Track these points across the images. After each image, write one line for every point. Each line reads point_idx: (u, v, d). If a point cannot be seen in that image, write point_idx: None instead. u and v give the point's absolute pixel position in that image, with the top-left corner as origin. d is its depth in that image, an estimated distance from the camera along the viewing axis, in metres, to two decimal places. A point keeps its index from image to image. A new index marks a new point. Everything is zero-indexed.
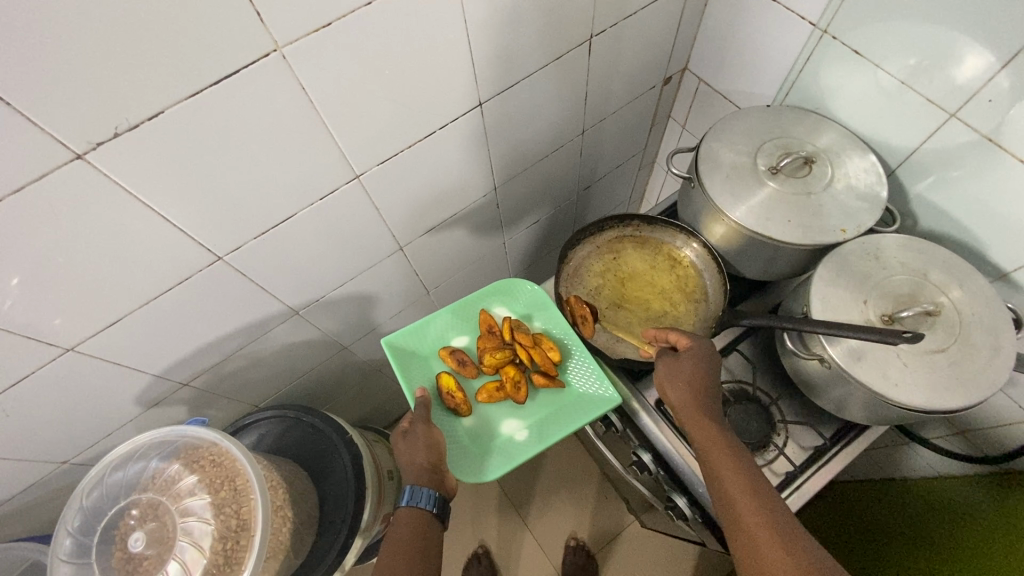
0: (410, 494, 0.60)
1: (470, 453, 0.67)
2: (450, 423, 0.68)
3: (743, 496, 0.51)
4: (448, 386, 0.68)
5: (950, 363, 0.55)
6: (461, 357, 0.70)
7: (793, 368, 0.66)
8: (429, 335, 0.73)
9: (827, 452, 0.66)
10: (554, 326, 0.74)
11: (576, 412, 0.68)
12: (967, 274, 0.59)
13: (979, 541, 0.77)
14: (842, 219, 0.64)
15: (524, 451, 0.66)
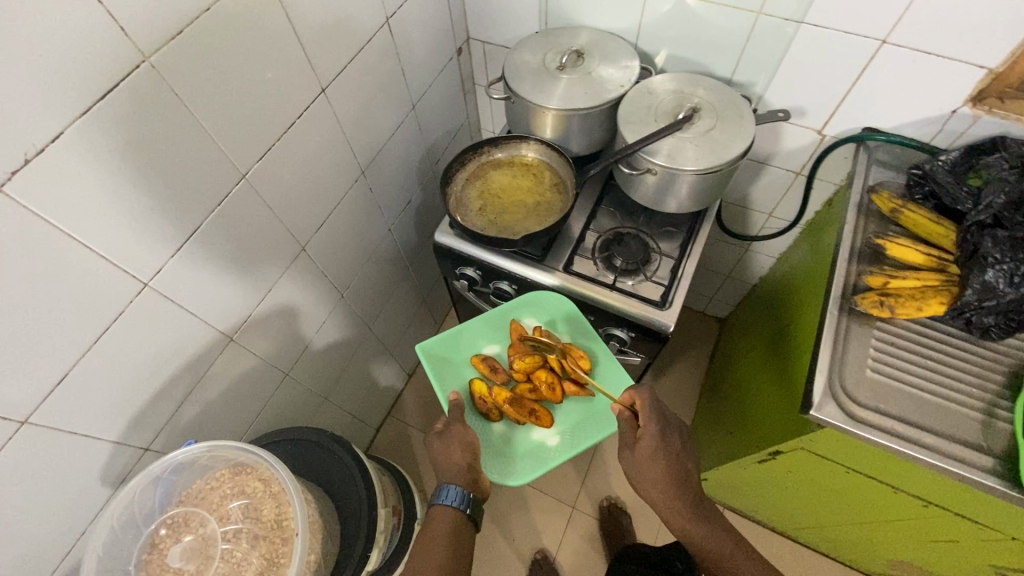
0: (445, 494, 0.72)
1: (501, 457, 0.81)
2: (483, 424, 0.83)
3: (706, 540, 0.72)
4: (483, 391, 0.81)
5: (720, 133, 0.80)
6: (491, 364, 0.84)
7: (640, 193, 0.87)
8: (464, 344, 0.88)
9: (689, 242, 0.90)
10: (580, 336, 0.87)
11: (604, 418, 0.81)
12: (704, 80, 0.86)
13: (793, 275, 1.07)
14: (618, 80, 0.87)
15: (556, 454, 0.80)
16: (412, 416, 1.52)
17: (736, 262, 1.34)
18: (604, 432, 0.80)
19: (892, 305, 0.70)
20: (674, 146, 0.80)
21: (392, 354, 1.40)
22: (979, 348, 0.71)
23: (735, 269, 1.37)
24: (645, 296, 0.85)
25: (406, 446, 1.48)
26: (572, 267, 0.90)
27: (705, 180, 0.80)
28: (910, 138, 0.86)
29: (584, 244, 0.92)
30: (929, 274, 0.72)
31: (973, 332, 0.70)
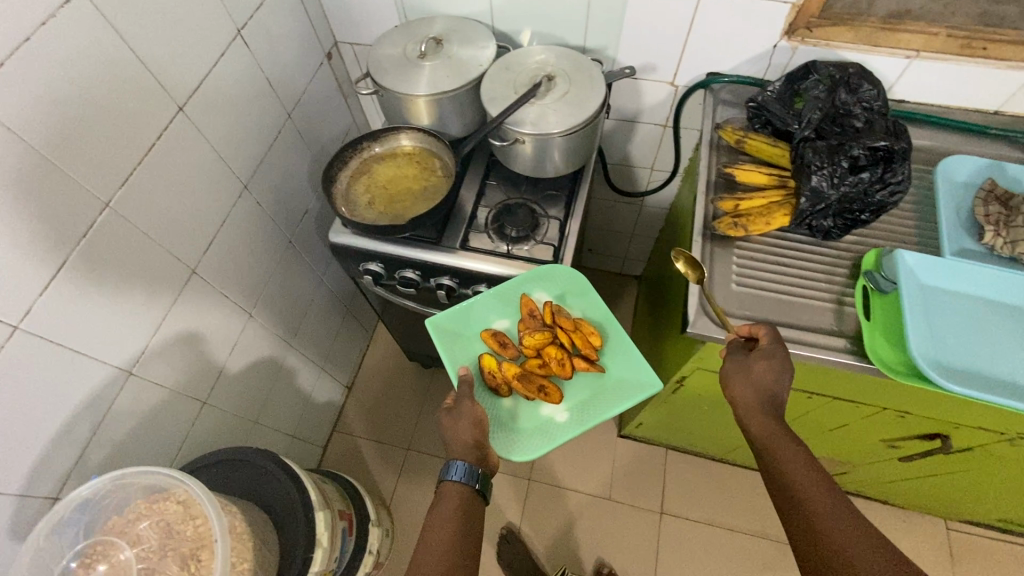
0: (455, 470, 0.70)
1: (508, 431, 0.79)
2: (492, 399, 0.81)
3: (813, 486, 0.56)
4: (492, 365, 0.80)
5: (574, 95, 0.86)
6: (501, 339, 0.83)
7: (517, 162, 0.93)
8: (474, 319, 0.87)
9: (572, 202, 0.96)
10: (591, 313, 0.87)
11: (615, 394, 0.80)
12: (556, 49, 0.92)
13: (680, 218, 1.16)
14: (478, 60, 0.92)
15: (564, 429, 0.78)
16: (358, 426, 1.52)
17: (635, 218, 1.43)
18: (613, 408, 0.78)
19: (745, 225, 0.78)
20: (539, 112, 0.85)
21: (323, 367, 1.39)
22: (824, 248, 0.80)
23: (636, 226, 1.46)
24: (538, 258, 0.91)
25: (357, 456, 1.48)
26: (469, 243, 0.93)
27: (569, 140, 0.87)
28: (746, 77, 0.95)
29: (477, 220, 0.96)
30: (774, 192, 0.81)
31: (816, 235, 0.80)
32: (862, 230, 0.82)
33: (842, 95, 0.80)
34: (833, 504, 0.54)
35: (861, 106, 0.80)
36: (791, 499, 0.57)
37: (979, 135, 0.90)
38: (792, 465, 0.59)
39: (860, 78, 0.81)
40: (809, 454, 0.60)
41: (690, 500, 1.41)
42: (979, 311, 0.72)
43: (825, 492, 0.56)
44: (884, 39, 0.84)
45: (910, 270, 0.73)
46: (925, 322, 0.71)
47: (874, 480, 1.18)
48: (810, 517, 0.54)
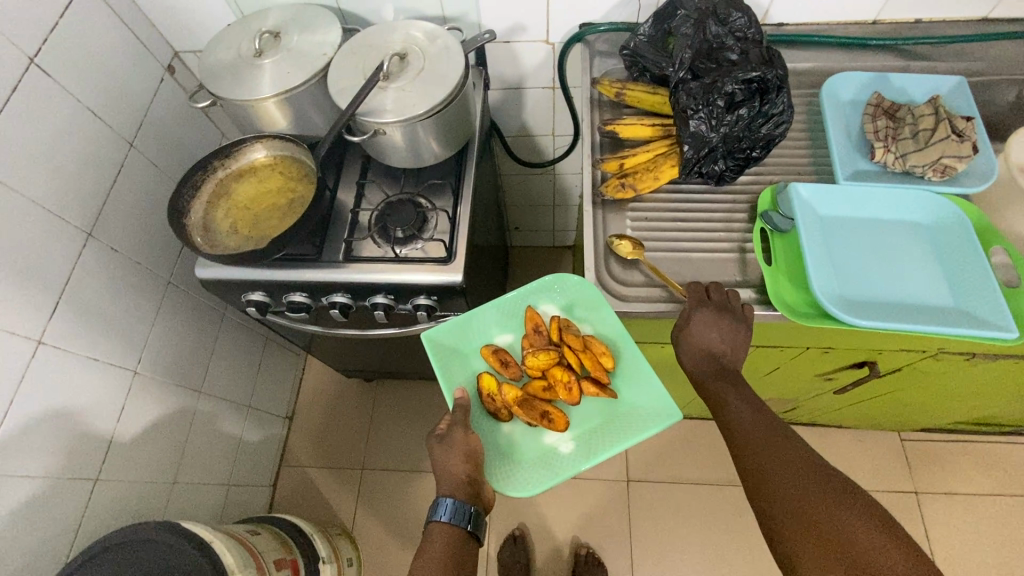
0: (444, 509, 0.63)
1: (505, 463, 0.65)
2: (490, 427, 0.68)
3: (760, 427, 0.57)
4: (491, 387, 0.67)
5: (430, 71, 0.78)
6: (502, 357, 0.70)
7: (387, 155, 0.84)
8: (474, 333, 0.73)
9: (460, 187, 0.89)
10: (608, 330, 0.70)
11: (629, 425, 0.64)
12: (406, 23, 0.83)
13: None
14: (323, 48, 0.82)
15: (570, 464, 0.63)
16: (306, 456, 1.44)
17: (551, 189, 1.37)
18: (625, 439, 0.63)
19: (631, 184, 0.74)
20: (398, 95, 0.77)
21: (251, 405, 1.30)
22: (720, 194, 0.77)
23: (555, 196, 1.40)
24: (427, 256, 0.83)
25: (311, 487, 1.40)
26: (355, 253, 0.85)
27: (435, 122, 0.79)
28: (619, 23, 0.89)
29: (361, 224, 0.87)
30: (658, 143, 0.77)
31: (709, 181, 0.75)
32: (756, 168, 0.78)
33: (711, 28, 0.75)
34: (787, 447, 0.55)
35: (733, 37, 0.75)
36: (748, 448, 0.56)
37: (862, 48, 0.86)
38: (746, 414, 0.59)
39: (728, 7, 0.75)
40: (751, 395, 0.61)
41: (654, 462, 1.40)
42: (879, 233, 0.70)
43: (781, 437, 0.56)
44: None
45: (806, 204, 0.71)
46: (825, 256, 0.68)
47: (821, 410, 1.19)
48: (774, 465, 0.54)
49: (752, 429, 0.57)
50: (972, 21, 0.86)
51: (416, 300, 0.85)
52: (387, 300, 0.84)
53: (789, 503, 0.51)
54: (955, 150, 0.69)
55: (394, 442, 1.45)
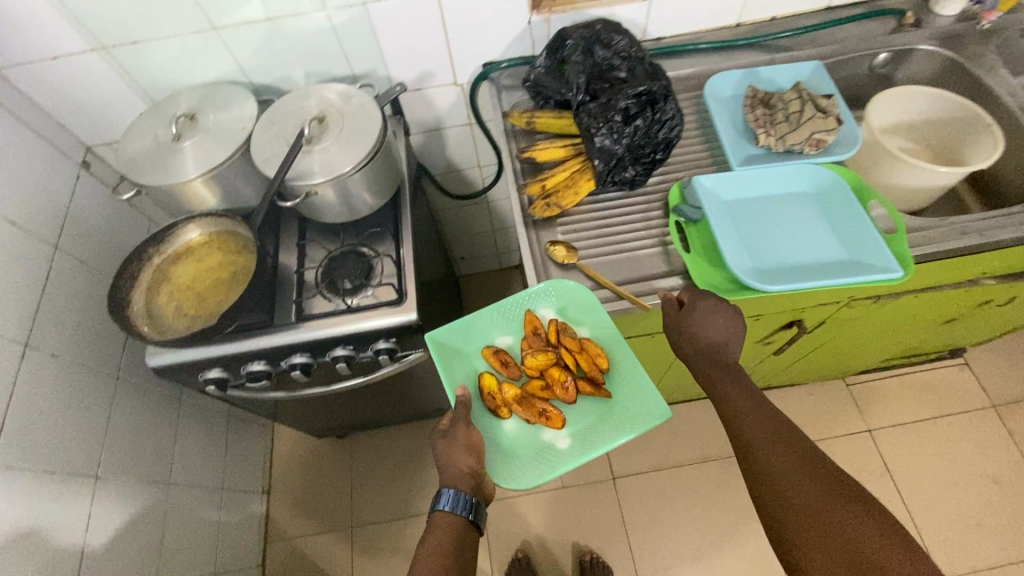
0: (446, 498, 0.66)
1: (503, 457, 0.68)
2: (491, 424, 0.71)
3: (765, 428, 0.61)
4: (491, 385, 0.72)
5: (351, 129, 0.82)
6: (502, 358, 0.74)
7: (324, 212, 0.87)
8: (477, 334, 0.77)
9: (398, 230, 0.92)
10: (602, 329, 0.75)
11: (621, 422, 0.67)
12: (319, 87, 0.87)
13: None
14: (242, 122, 0.85)
15: (564, 459, 0.66)
16: (291, 526, 1.40)
17: (487, 216, 1.43)
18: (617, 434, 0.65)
19: (556, 202, 0.81)
20: (324, 155, 0.81)
21: (224, 486, 1.26)
22: (635, 197, 0.84)
23: (492, 222, 1.46)
24: (379, 301, 0.86)
25: (301, 556, 1.36)
26: (307, 312, 0.86)
27: (364, 175, 0.83)
28: (517, 58, 0.97)
29: (307, 283, 0.89)
30: (572, 161, 0.84)
31: (624, 187, 0.83)
32: (663, 169, 0.86)
33: (598, 52, 0.84)
34: (786, 440, 0.60)
35: (619, 58, 0.84)
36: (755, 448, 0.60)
37: (732, 48, 0.97)
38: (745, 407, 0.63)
39: (609, 32, 0.85)
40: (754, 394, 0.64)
41: (634, 454, 1.45)
42: (780, 209, 0.80)
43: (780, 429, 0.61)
44: None
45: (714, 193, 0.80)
46: (737, 237, 0.77)
47: (771, 372, 1.28)
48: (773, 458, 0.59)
49: (752, 423, 0.62)
50: (817, 13, 0.99)
51: (376, 346, 0.87)
52: (348, 352, 0.86)
53: (790, 496, 0.56)
54: (823, 125, 0.80)
55: (379, 491, 1.43)
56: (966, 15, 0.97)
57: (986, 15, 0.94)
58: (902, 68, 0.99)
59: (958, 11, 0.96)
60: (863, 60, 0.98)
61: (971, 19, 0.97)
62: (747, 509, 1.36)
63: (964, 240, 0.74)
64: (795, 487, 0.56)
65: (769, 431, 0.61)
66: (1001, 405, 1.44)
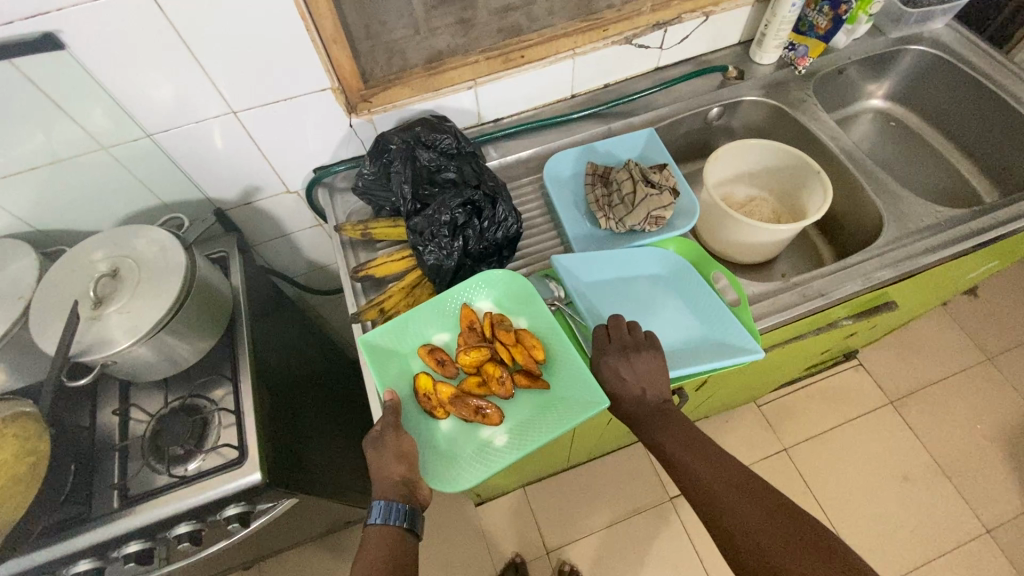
0: (377, 509, 0.60)
1: (438, 457, 0.65)
2: (427, 426, 0.68)
3: (719, 485, 0.59)
4: (427, 386, 0.68)
5: (149, 278, 0.72)
6: (439, 356, 0.70)
7: (137, 375, 0.75)
8: (412, 333, 0.73)
9: (237, 374, 0.82)
10: (538, 320, 0.72)
11: (557, 413, 0.65)
12: (113, 234, 0.77)
13: None
14: (18, 289, 0.74)
15: (501, 457, 0.64)
16: None
17: None
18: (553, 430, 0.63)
19: None
20: (123, 314, 0.70)
21: None
22: None
23: None
24: (222, 462, 0.75)
25: None
26: (131, 494, 0.73)
27: (174, 327, 0.73)
28: (349, 160, 0.90)
29: (133, 454, 0.77)
30: (410, 275, 0.79)
31: None
32: (511, 263, 0.83)
33: (422, 155, 0.79)
34: (751, 501, 0.57)
35: (445, 159, 0.80)
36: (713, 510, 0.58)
37: (570, 121, 0.95)
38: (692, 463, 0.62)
39: (430, 132, 0.80)
40: (703, 452, 0.62)
41: (567, 521, 1.38)
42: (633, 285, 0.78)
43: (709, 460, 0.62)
44: (439, 82, 0.84)
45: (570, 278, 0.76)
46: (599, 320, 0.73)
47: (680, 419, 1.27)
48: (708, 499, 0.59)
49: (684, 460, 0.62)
50: (648, 75, 0.99)
51: (226, 512, 0.76)
52: (191, 528, 0.74)
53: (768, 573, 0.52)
54: (658, 202, 0.78)
55: None
56: (784, 62, 1.00)
57: (801, 62, 0.97)
58: (736, 117, 1.01)
59: (775, 59, 0.99)
60: (697, 116, 0.98)
61: (789, 65, 0.99)
62: (685, 560, 1.32)
63: (803, 305, 0.74)
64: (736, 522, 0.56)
65: (724, 489, 0.59)
66: (898, 401, 1.49)
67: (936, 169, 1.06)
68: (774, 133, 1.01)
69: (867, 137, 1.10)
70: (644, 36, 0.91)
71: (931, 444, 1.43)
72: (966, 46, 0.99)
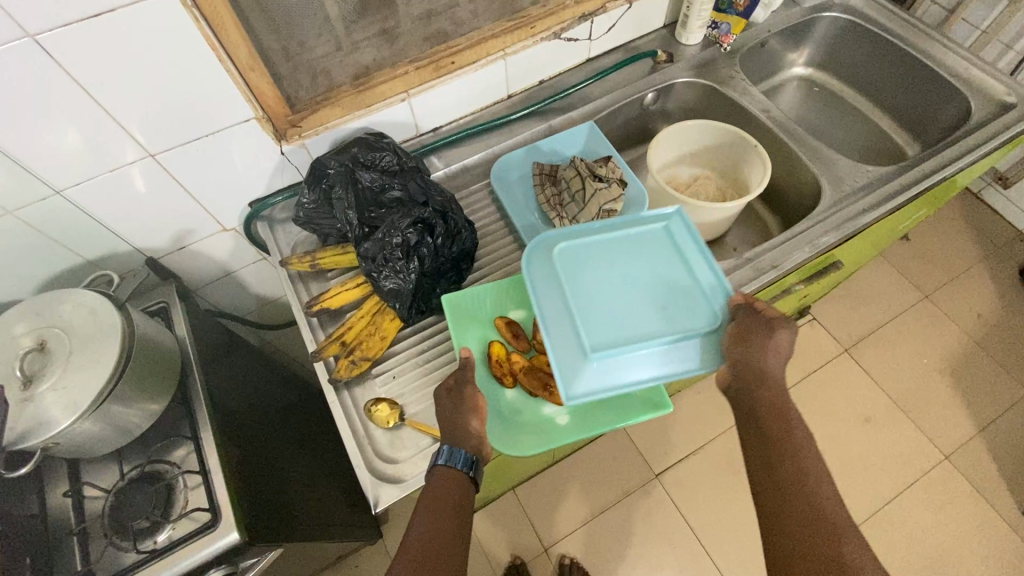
0: (444, 453, 0.61)
1: (504, 422, 0.70)
2: (496, 392, 0.72)
3: (787, 491, 0.54)
4: (501, 355, 0.72)
5: (83, 347, 0.66)
6: (516, 329, 0.74)
7: (86, 451, 0.69)
8: (491, 301, 0.77)
9: (196, 434, 0.76)
10: None
11: (622, 405, 0.70)
12: (34, 303, 0.70)
13: None
14: None
15: (565, 434, 0.69)
16: None
17: None
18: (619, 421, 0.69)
19: (362, 356, 0.73)
20: (59, 391, 0.64)
21: None
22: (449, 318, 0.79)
23: None
24: (194, 527, 0.71)
25: None
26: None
27: (122, 395, 0.67)
28: (286, 189, 0.86)
29: (93, 535, 0.71)
30: (368, 303, 0.77)
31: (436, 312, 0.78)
32: (471, 274, 0.83)
33: (363, 176, 0.76)
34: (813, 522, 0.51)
35: (387, 177, 0.77)
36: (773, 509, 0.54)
37: (510, 122, 0.94)
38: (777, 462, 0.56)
39: (368, 151, 0.77)
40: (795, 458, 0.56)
41: (561, 515, 1.39)
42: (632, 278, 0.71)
43: (785, 437, 0.58)
44: (370, 98, 0.81)
45: (701, 250, 0.72)
46: (698, 310, 0.69)
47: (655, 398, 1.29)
48: (760, 469, 0.57)
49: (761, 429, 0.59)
50: (580, 68, 0.99)
51: None
52: None
53: None
54: (608, 196, 0.79)
55: None
56: (709, 41, 1.02)
57: (725, 39, 0.99)
58: (671, 100, 1.02)
59: (701, 39, 1.01)
60: (634, 103, 0.99)
61: (714, 44, 1.01)
62: (680, 534, 1.35)
63: (757, 279, 0.77)
64: (772, 496, 0.55)
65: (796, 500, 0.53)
66: (852, 348, 1.57)
67: (861, 128, 1.11)
68: (708, 111, 1.03)
69: (795, 104, 1.14)
70: (572, 30, 0.91)
71: (887, 384, 1.52)
72: (874, 9, 1.04)
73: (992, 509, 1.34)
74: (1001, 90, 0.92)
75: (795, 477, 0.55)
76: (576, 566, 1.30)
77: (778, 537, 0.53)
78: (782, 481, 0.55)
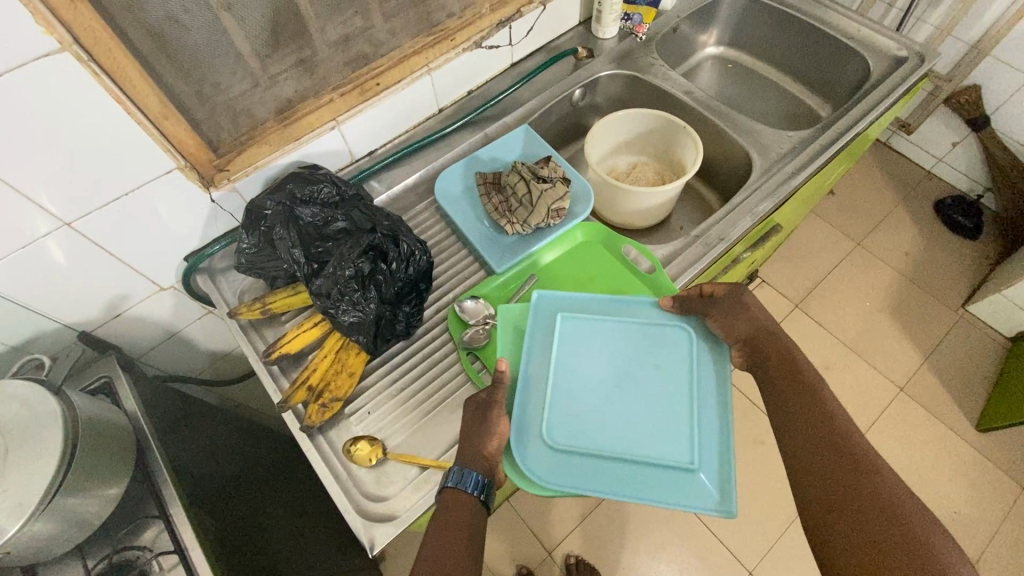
0: (453, 474, 0.60)
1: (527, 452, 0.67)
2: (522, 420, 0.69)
3: (813, 429, 0.60)
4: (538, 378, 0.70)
5: (17, 441, 0.60)
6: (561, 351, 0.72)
7: (41, 556, 0.63)
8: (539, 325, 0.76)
9: (165, 510, 0.71)
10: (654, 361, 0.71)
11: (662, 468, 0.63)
12: None
13: None
14: None
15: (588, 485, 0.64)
16: None
17: None
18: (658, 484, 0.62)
19: (332, 398, 0.70)
20: None
21: None
22: (416, 342, 0.78)
23: None
24: None
25: None
26: None
27: (73, 486, 0.62)
28: (222, 237, 0.82)
29: None
30: (330, 341, 0.74)
31: (402, 339, 0.76)
32: (432, 293, 0.82)
33: (303, 212, 0.73)
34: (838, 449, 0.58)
35: (329, 209, 0.75)
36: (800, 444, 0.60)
37: (445, 136, 0.94)
38: (800, 405, 0.63)
39: (304, 186, 0.74)
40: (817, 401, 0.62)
41: (558, 516, 1.39)
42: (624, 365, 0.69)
43: (802, 386, 0.64)
44: (298, 130, 0.79)
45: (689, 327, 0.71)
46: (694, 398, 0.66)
47: None
48: (786, 415, 0.63)
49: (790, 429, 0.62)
50: (506, 73, 1.00)
51: None
52: None
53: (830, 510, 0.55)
54: (554, 195, 0.81)
55: None
56: (624, 32, 1.05)
57: (639, 30, 1.03)
58: (598, 94, 1.05)
59: (616, 32, 1.04)
60: (564, 101, 1.00)
61: (629, 35, 1.05)
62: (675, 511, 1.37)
63: (710, 253, 0.79)
64: (791, 428, 0.62)
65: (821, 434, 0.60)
66: (802, 302, 1.66)
67: (776, 97, 1.17)
68: (634, 100, 1.06)
69: (712, 83, 1.20)
70: (491, 37, 0.92)
71: (839, 331, 1.60)
72: None
73: (950, 429, 1.44)
74: (892, 45, 0.99)
75: (813, 414, 0.62)
76: (582, 563, 1.30)
77: (804, 464, 0.59)
78: (807, 422, 0.61)
